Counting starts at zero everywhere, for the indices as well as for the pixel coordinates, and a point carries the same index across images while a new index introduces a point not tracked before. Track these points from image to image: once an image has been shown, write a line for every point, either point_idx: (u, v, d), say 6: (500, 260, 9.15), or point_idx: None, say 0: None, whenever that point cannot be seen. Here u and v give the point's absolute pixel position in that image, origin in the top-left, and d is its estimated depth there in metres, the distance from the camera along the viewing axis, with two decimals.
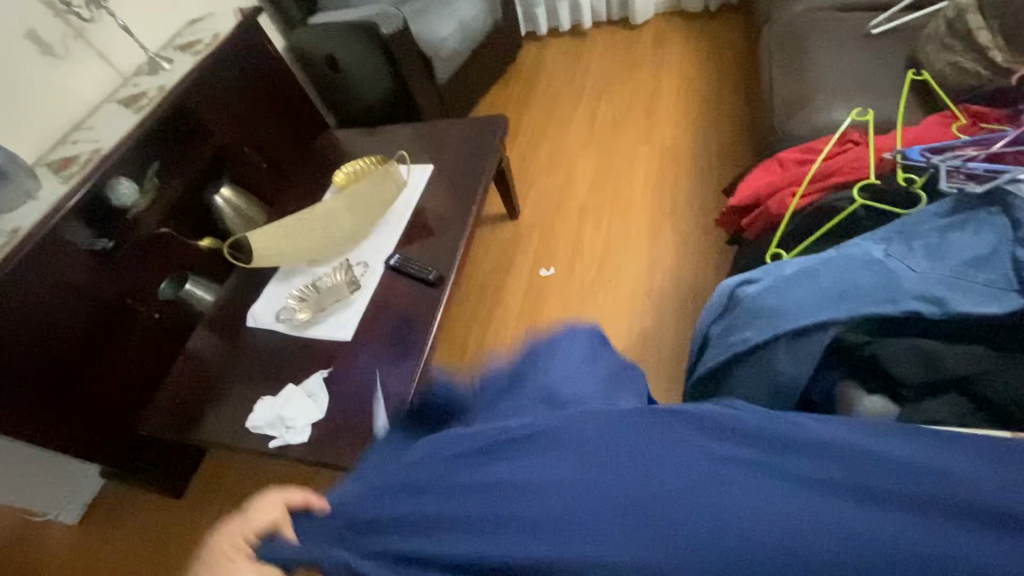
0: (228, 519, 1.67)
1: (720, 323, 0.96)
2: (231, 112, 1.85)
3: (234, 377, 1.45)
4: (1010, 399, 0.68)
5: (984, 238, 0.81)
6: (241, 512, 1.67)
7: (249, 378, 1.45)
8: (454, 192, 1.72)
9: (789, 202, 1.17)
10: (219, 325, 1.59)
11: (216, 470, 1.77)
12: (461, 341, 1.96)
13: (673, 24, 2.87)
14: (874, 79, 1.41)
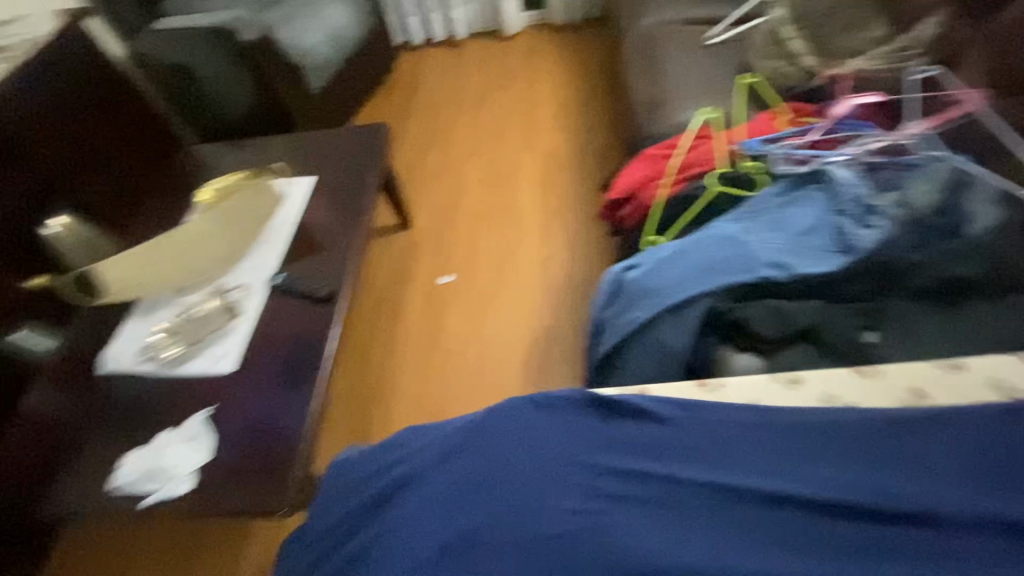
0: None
1: (610, 306, 1.03)
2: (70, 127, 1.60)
3: (88, 432, 1.25)
4: (842, 339, 0.82)
5: (811, 211, 0.96)
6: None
7: (107, 431, 1.26)
8: (338, 205, 1.65)
9: (658, 192, 1.31)
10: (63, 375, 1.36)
11: (72, 548, 1.50)
12: (362, 359, 1.88)
13: (541, 35, 3.02)
14: (714, 82, 1.62)
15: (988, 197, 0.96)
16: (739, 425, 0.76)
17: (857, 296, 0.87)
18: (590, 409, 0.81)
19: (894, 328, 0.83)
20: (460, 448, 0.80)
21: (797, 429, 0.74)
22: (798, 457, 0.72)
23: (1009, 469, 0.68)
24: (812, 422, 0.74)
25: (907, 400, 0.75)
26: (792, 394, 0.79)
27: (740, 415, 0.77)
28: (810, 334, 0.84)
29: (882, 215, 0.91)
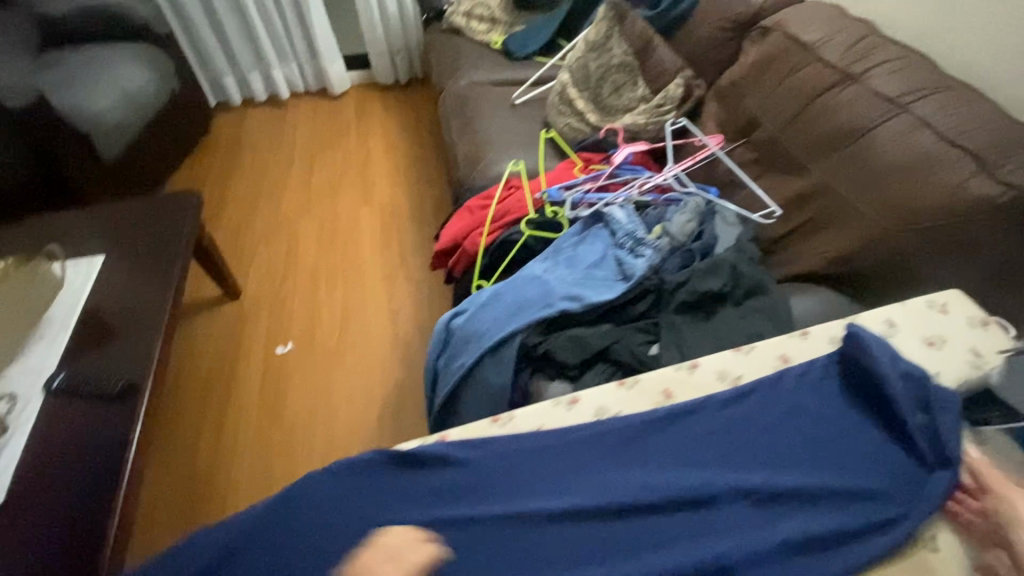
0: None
1: (444, 355, 1.10)
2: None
3: None
4: (630, 355, 0.94)
5: (597, 246, 1.10)
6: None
7: None
8: (139, 285, 1.48)
9: (479, 240, 1.38)
10: None
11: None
12: (188, 452, 1.67)
13: (371, 93, 3.07)
14: (523, 136, 1.80)
15: (728, 221, 1.20)
16: (523, 461, 0.71)
17: (641, 314, 1.02)
18: (397, 463, 0.71)
19: (669, 338, 0.96)
20: (253, 543, 0.67)
21: (574, 452, 0.71)
22: (582, 477, 0.69)
23: (786, 444, 0.70)
24: (614, 435, 0.72)
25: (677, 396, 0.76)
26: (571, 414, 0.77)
27: (520, 450, 0.72)
28: (606, 355, 0.94)
29: (649, 245, 1.07)
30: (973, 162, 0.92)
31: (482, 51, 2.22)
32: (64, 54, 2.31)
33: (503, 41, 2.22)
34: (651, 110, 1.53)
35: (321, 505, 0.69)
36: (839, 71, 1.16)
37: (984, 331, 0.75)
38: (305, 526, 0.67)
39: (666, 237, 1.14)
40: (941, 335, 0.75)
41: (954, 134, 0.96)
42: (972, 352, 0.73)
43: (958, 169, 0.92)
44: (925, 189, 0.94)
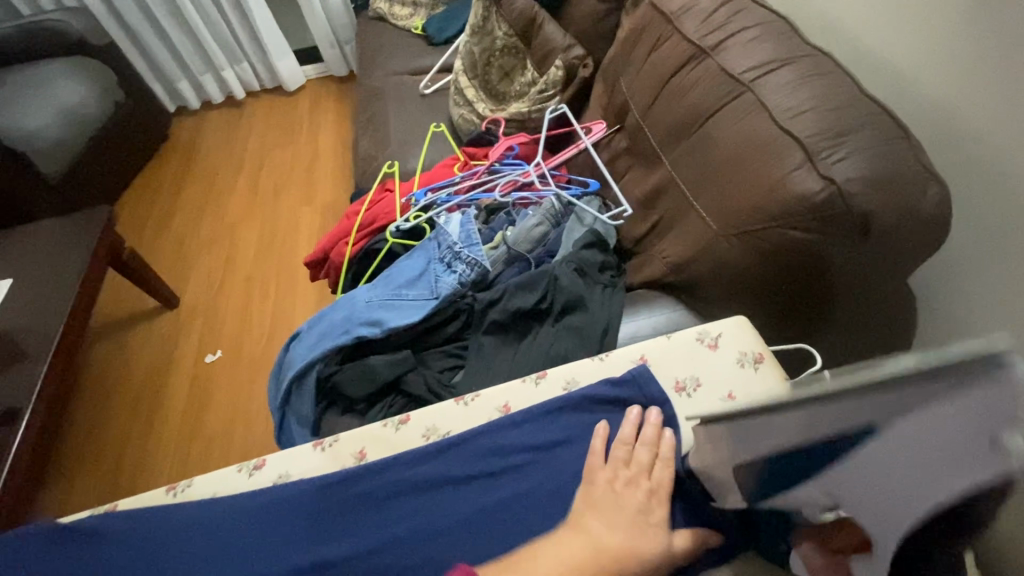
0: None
1: (276, 379, 1.07)
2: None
3: None
4: (423, 387, 0.87)
5: (420, 261, 1.01)
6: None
7: None
8: (38, 309, 1.53)
9: (344, 251, 1.32)
10: None
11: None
12: (114, 466, 1.73)
13: (325, 86, 3.02)
14: (425, 129, 1.71)
15: (583, 223, 1.09)
16: (181, 534, 0.64)
17: (454, 336, 0.95)
18: (52, 538, 0.64)
19: (472, 365, 0.89)
20: None
21: (234, 522, 0.64)
22: (262, 546, 0.63)
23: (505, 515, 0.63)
24: (307, 499, 0.65)
25: (393, 448, 0.70)
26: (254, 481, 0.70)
27: (187, 519, 0.65)
28: (399, 386, 0.88)
29: (468, 260, 0.99)
30: (800, 151, 0.77)
31: (403, 37, 2.12)
32: (11, 74, 2.38)
33: (424, 25, 2.10)
34: (534, 97, 1.42)
35: None
36: (693, 45, 1.01)
37: (746, 371, 0.73)
38: None
39: (504, 248, 1.04)
40: (694, 377, 0.73)
41: (788, 116, 0.81)
42: (725, 398, 0.71)
43: (784, 160, 0.78)
44: (753, 183, 0.81)
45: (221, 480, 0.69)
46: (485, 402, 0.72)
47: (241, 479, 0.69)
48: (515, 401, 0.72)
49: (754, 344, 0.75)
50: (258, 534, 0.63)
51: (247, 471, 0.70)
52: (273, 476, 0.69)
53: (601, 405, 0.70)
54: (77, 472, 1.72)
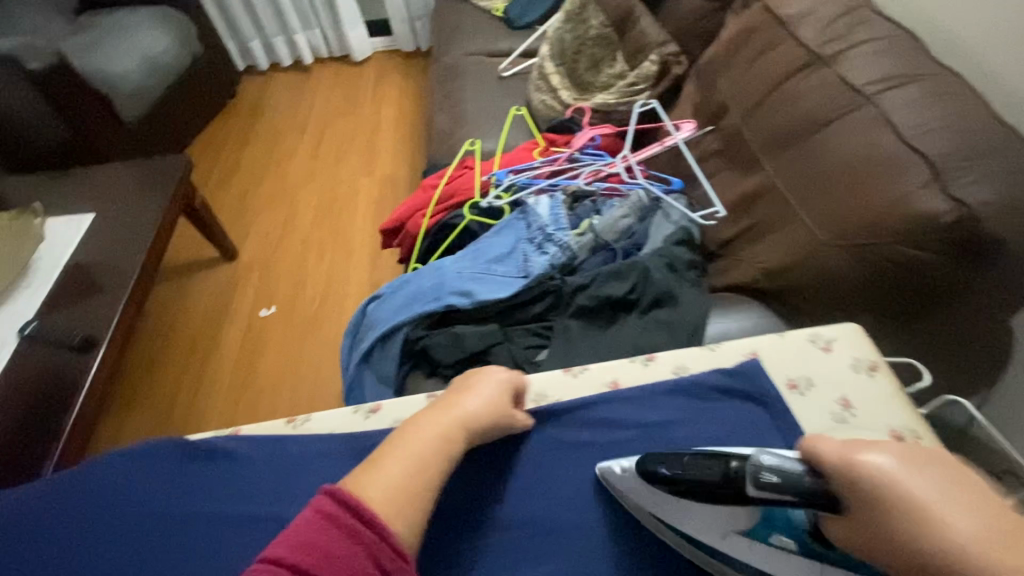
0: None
1: (355, 338, 1.10)
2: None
3: None
4: (510, 361, 0.89)
5: (509, 239, 1.03)
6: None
7: None
8: (117, 244, 1.59)
9: (421, 222, 1.35)
10: None
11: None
12: (167, 404, 1.79)
13: (392, 60, 3.04)
14: (502, 111, 1.71)
15: (671, 219, 1.08)
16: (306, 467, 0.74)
17: (539, 316, 0.96)
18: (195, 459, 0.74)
19: (557, 344, 0.90)
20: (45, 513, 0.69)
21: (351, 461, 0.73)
22: None
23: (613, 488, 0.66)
24: None
25: None
26: (367, 422, 0.79)
27: (314, 453, 0.75)
28: (486, 357, 0.90)
29: (558, 243, 1.00)
30: (928, 169, 0.77)
31: (483, 18, 2.12)
32: (99, 18, 2.46)
33: (505, 8, 2.10)
34: (624, 90, 1.41)
35: (106, 497, 0.70)
36: (811, 52, 1.00)
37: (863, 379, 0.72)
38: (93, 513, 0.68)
39: (591, 234, 1.04)
40: (807, 377, 0.73)
41: (916, 134, 0.81)
42: (840, 402, 0.70)
43: (908, 176, 0.78)
44: (872, 199, 0.82)
45: (338, 419, 0.79)
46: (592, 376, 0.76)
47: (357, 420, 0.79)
48: (625, 377, 0.76)
49: (870, 352, 0.74)
50: None
51: (361, 414, 0.80)
52: (385, 421, 0.78)
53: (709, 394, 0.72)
54: (130, 407, 1.80)
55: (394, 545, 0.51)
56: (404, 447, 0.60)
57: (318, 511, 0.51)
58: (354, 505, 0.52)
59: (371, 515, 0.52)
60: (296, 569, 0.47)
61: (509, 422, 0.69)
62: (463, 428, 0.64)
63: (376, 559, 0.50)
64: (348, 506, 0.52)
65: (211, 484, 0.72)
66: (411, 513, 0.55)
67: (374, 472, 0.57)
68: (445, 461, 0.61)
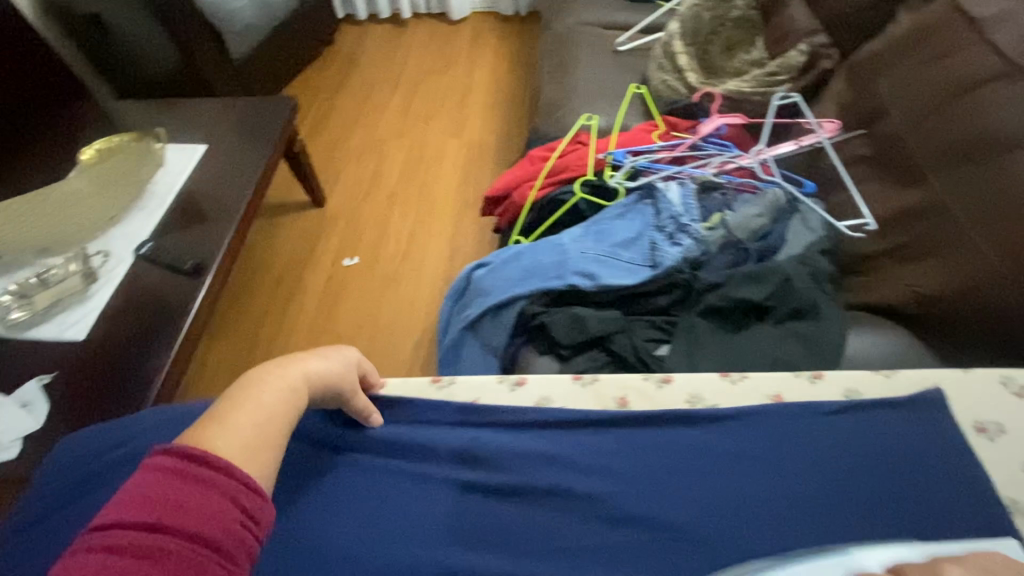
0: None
1: (458, 303, 1.11)
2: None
3: None
4: (630, 351, 0.86)
5: (636, 224, 1.00)
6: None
7: None
8: (227, 177, 1.64)
9: (528, 194, 1.31)
10: None
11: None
12: (251, 337, 1.88)
13: (489, 23, 2.98)
14: (615, 87, 1.63)
15: (809, 226, 1.02)
16: (462, 427, 0.78)
17: (661, 309, 0.93)
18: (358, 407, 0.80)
19: (681, 341, 0.87)
20: None
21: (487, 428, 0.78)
22: (542, 465, 0.73)
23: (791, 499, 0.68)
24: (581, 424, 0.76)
25: (648, 394, 0.79)
26: (513, 394, 0.82)
27: (471, 413, 0.79)
28: (604, 343, 0.88)
29: (692, 235, 0.96)
30: None
31: None
32: None
33: None
34: (762, 79, 1.32)
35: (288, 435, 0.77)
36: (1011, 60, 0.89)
37: (986, 442, 0.73)
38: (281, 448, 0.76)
39: (721, 230, 0.99)
40: (999, 425, 0.74)
41: None
42: None
43: None
44: None
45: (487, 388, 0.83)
46: (753, 388, 0.78)
47: (506, 393, 0.82)
48: (790, 393, 0.77)
49: None
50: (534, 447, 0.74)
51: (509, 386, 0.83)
52: (534, 396, 0.81)
53: (890, 421, 0.73)
54: (216, 335, 1.88)
55: (250, 485, 0.53)
56: (252, 401, 0.63)
57: (158, 467, 0.51)
58: (200, 456, 0.52)
59: (224, 464, 0.53)
60: (142, 524, 0.47)
61: (350, 392, 0.76)
62: (310, 388, 0.70)
63: (237, 500, 0.52)
64: (192, 458, 0.52)
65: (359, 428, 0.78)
66: (268, 459, 0.58)
67: (219, 428, 0.58)
68: (291, 419, 0.65)
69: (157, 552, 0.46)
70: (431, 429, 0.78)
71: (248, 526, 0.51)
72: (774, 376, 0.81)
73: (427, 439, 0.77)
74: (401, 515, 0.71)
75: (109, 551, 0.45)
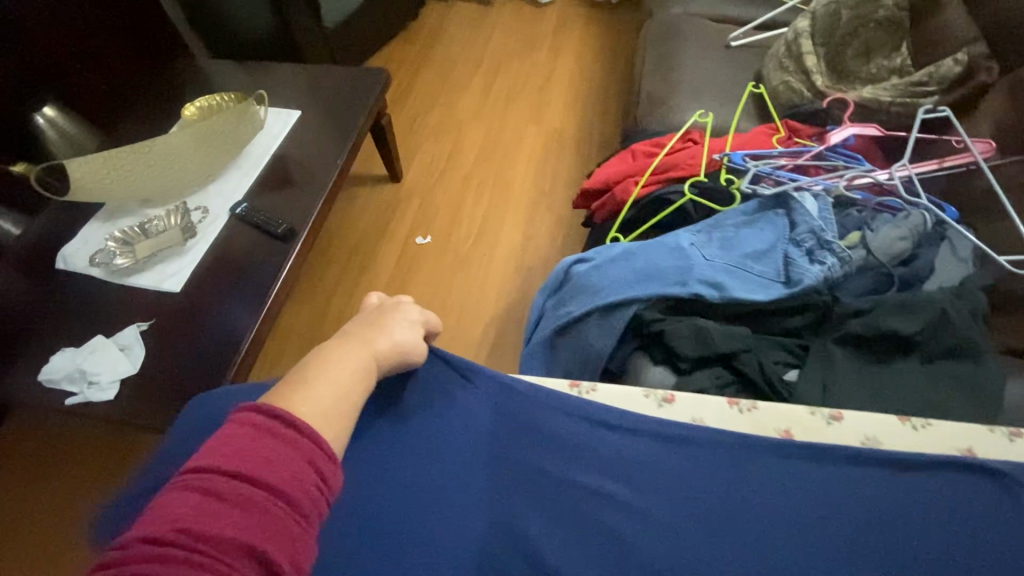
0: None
1: (554, 297, 1.03)
2: (63, 22, 1.68)
3: (48, 323, 1.31)
4: (759, 372, 0.83)
5: (766, 235, 0.94)
6: (21, 502, 1.41)
7: (62, 324, 1.31)
8: (319, 145, 1.64)
9: (632, 189, 1.23)
10: (26, 262, 1.43)
11: (3, 452, 1.49)
12: (322, 305, 1.90)
13: (577, 8, 2.88)
14: (726, 84, 1.53)
15: (957, 257, 0.91)
16: (611, 439, 0.77)
17: (792, 331, 0.88)
18: (506, 405, 0.81)
19: (814, 369, 0.82)
20: (392, 431, 0.78)
21: (608, 434, 0.77)
22: (695, 492, 0.72)
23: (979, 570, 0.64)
24: (735, 450, 0.74)
25: (811, 429, 0.76)
26: (661, 410, 0.81)
27: (619, 423, 0.79)
28: (729, 360, 0.85)
29: (835, 252, 0.89)
30: None
31: None
32: None
33: None
34: (905, 87, 1.21)
35: (443, 429, 0.80)
36: None
37: None
38: (439, 441, 0.79)
39: (862, 250, 0.92)
40: None
41: None
42: None
43: None
44: None
45: (633, 401, 0.82)
46: (938, 436, 0.73)
47: (655, 408, 0.81)
48: (981, 447, 0.72)
49: None
50: (688, 474, 0.73)
51: (657, 402, 0.81)
52: (685, 415, 0.79)
53: None
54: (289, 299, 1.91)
55: (326, 451, 0.56)
56: (330, 371, 0.67)
57: (246, 423, 0.54)
58: (286, 418, 0.55)
59: (305, 427, 0.56)
60: (233, 474, 0.50)
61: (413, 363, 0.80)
62: (374, 362, 0.74)
63: (313, 462, 0.54)
64: (274, 416, 0.55)
65: (490, 414, 0.81)
66: (342, 427, 0.63)
67: (302, 393, 0.62)
68: (364, 389, 0.69)
69: (244, 500, 0.49)
70: (580, 438, 0.78)
71: (319, 487, 0.53)
72: (955, 426, 0.75)
73: (574, 448, 0.77)
74: (550, 522, 0.72)
75: (206, 495, 0.49)
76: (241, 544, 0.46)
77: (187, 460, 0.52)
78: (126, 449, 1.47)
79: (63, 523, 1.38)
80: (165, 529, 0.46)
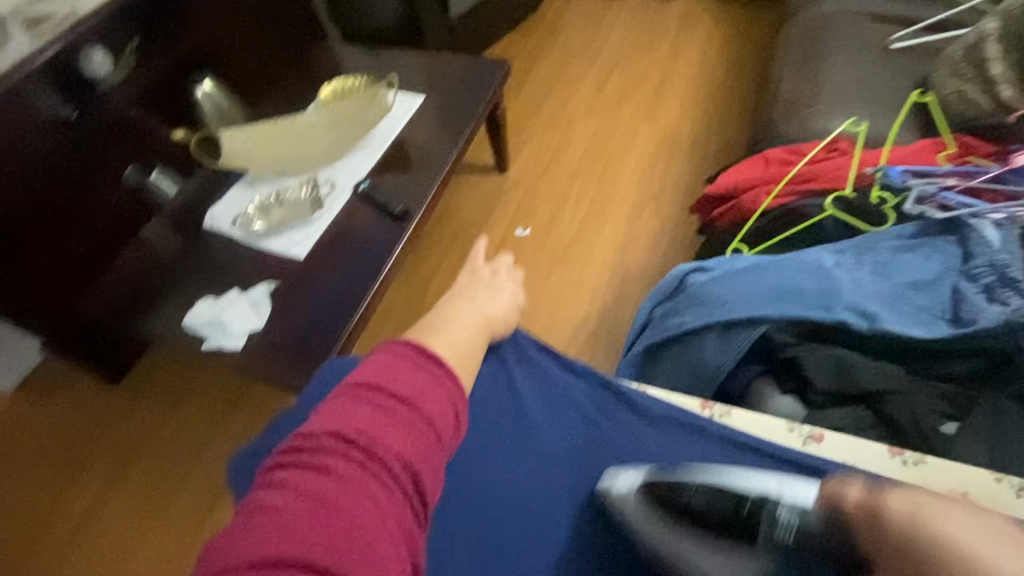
0: (124, 447, 1.61)
1: (667, 303, 0.97)
2: None
3: (195, 275, 1.47)
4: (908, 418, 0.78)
5: (932, 264, 0.89)
6: (166, 429, 1.63)
7: (206, 278, 1.46)
8: (438, 132, 1.69)
9: (762, 199, 1.14)
10: (181, 221, 1.60)
11: (149, 383, 1.71)
12: (421, 286, 1.97)
13: (704, 4, 2.73)
14: (881, 90, 1.37)
15: None
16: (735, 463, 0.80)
17: (953, 376, 0.83)
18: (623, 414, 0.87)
19: (981, 426, 0.76)
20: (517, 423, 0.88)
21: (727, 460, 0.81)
22: None
23: None
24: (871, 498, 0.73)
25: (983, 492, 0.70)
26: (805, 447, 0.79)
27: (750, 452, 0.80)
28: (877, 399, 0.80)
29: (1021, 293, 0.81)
30: None
31: None
32: None
33: None
34: None
35: (562, 426, 0.88)
36: None
37: None
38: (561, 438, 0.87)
39: None
40: None
41: None
42: None
43: None
44: None
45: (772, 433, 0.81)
46: None
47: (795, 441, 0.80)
48: None
49: None
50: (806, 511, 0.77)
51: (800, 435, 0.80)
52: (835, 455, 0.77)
53: None
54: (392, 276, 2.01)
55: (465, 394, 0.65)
56: (457, 327, 0.83)
57: (404, 355, 0.64)
58: (436, 356, 0.64)
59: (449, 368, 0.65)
60: (398, 395, 0.59)
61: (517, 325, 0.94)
62: (489, 324, 0.88)
63: (455, 403, 0.63)
64: (427, 355, 0.64)
65: (599, 417, 0.88)
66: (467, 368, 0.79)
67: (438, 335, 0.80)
68: (480, 341, 0.84)
69: (406, 418, 0.58)
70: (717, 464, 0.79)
71: (454, 428, 0.62)
72: None
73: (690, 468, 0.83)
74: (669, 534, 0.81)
75: (377, 409, 0.57)
76: (403, 459, 0.55)
77: (354, 377, 0.61)
78: (251, 397, 1.65)
79: (198, 455, 1.58)
80: (347, 429, 0.54)
